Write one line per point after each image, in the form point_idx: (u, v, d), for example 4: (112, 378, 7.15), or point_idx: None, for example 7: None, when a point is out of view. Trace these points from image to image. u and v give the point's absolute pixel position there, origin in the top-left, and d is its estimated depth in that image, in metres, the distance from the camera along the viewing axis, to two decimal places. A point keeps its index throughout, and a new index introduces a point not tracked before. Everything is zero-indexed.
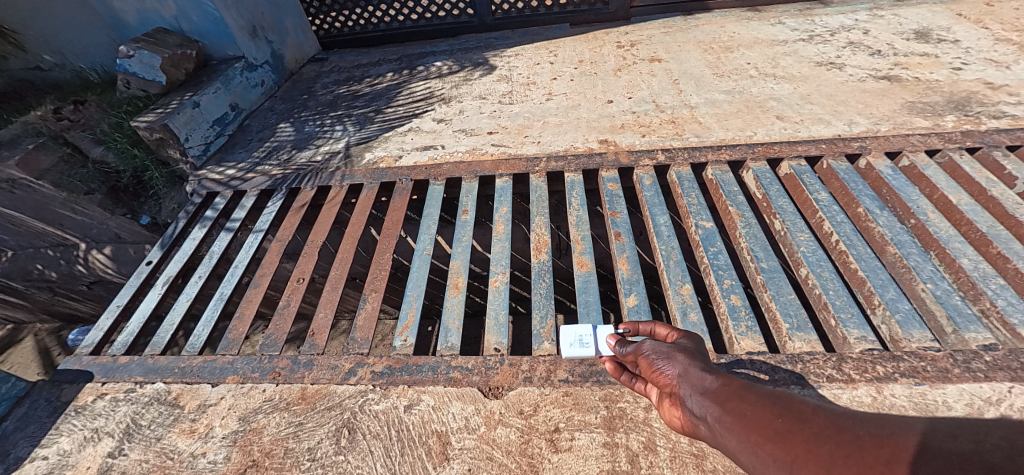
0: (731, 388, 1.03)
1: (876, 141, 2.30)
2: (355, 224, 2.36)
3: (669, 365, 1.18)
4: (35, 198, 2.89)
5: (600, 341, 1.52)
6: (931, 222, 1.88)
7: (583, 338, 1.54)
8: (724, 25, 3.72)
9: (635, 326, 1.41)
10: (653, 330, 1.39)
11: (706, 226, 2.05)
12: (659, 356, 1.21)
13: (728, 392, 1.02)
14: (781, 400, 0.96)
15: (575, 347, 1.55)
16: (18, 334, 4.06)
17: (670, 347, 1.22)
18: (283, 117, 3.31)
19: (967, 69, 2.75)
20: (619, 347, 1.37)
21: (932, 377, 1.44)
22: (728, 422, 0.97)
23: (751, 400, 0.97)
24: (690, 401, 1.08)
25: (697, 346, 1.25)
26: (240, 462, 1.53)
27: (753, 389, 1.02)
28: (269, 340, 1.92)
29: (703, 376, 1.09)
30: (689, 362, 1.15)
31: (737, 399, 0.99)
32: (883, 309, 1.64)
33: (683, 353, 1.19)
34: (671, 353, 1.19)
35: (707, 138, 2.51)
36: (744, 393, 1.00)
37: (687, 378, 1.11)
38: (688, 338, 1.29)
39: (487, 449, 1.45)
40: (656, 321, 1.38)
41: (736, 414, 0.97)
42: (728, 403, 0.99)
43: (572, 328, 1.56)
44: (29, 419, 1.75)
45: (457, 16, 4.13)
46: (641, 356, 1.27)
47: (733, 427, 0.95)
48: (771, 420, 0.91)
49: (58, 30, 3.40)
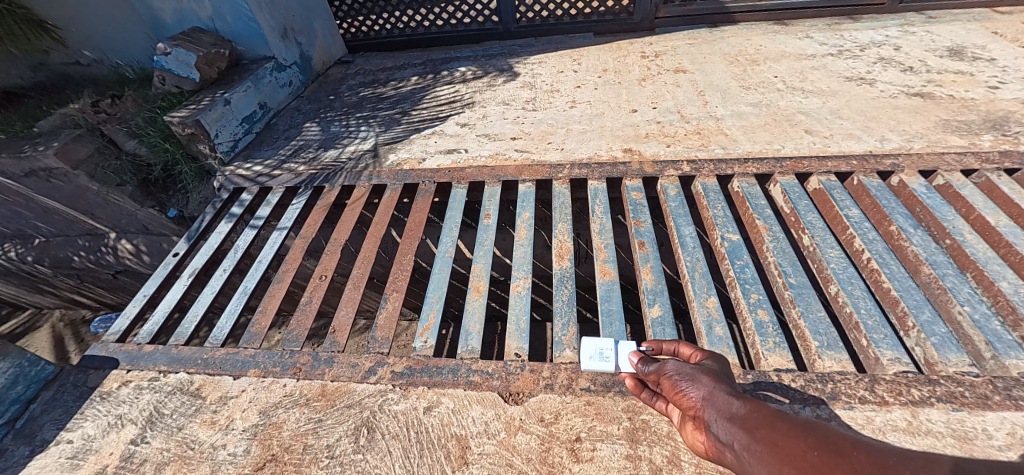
0: (760, 415, 0.99)
1: (910, 159, 2.25)
2: (378, 224, 2.38)
3: (692, 387, 1.15)
4: (70, 187, 2.99)
5: (621, 356, 1.49)
6: (968, 242, 1.82)
7: (603, 352, 1.53)
8: (750, 38, 3.70)
9: (658, 344, 1.37)
10: (676, 350, 1.35)
11: (732, 239, 2.02)
12: (683, 377, 1.18)
13: (757, 419, 0.98)
14: (816, 430, 0.90)
15: (595, 360, 1.53)
16: (39, 320, 4.20)
17: (694, 369, 1.19)
18: (310, 116, 3.37)
19: (1004, 88, 2.69)
20: (640, 365, 1.33)
21: (970, 403, 1.38)
22: (758, 452, 0.93)
23: (783, 429, 0.92)
24: (716, 426, 1.05)
25: (722, 369, 1.22)
26: (260, 456, 1.53)
27: (784, 416, 0.96)
28: (291, 335, 1.93)
29: (730, 400, 1.06)
30: (714, 385, 1.12)
31: (766, 427, 0.95)
32: (917, 331, 1.59)
33: (708, 375, 1.17)
34: (695, 375, 1.17)
35: (734, 151, 2.49)
36: (775, 421, 0.96)
37: (712, 401, 1.08)
38: (713, 358, 1.26)
39: (507, 455, 1.43)
40: (680, 341, 1.35)
41: (766, 443, 0.93)
42: (757, 431, 0.96)
43: (594, 341, 1.55)
44: (56, 402, 1.79)
45: (482, 23, 4.18)
46: (664, 376, 1.24)
47: (764, 457, 0.91)
48: (806, 452, 0.86)
49: (99, 28, 3.53)
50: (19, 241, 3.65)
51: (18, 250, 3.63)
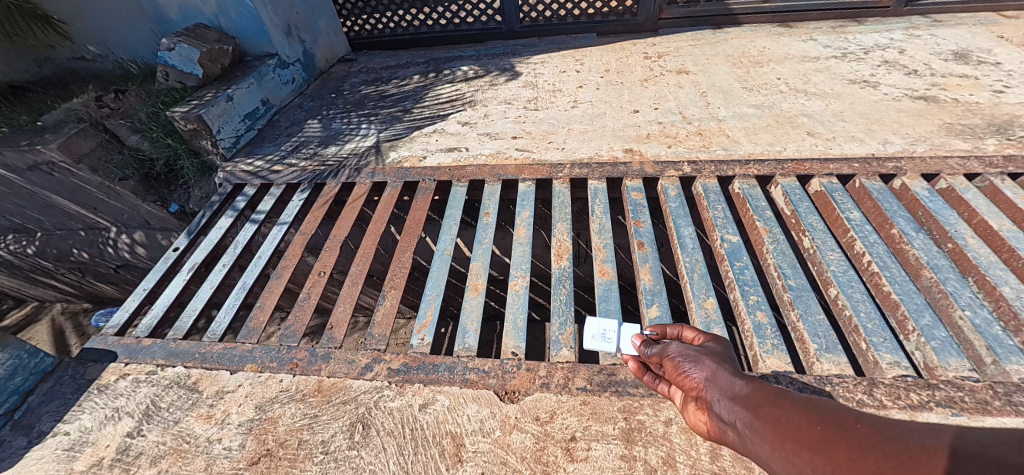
0: (763, 394, 1.00)
1: (912, 162, 2.23)
2: (377, 221, 2.37)
3: (695, 368, 1.14)
4: (72, 181, 3.02)
5: (623, 338, 1.44)
6: (971, 246, 1.81)
7: (606, 333, 1.47)
8: (754, 40, 3.69)
9: (662, 328, 1.37)
10: (680, 334, 1.34)
11: (732, 240, 2.01)
12: (686, 359, 1.17)
13: (760, 398, 0.99)
14: (820, 408, 0.92)
15: (597, 340, 1.47)
16: (40, 314, 4.23)
17: (697, 351, 1.19)
18: (312, 114, 3.38)
19: (1009, 92, 2.67)
20: (643, 348, 1.33)
21: (970, 408, 1.36)
22: (761, 429, 0.94)
23: (786, 407, 0.94)
24: (717, 406, 1.05)
25: (726, 352, 1.21)
26: (254, 451, 1.53)
27: (787, 395, 0.98)
28: (289, 330, 1.93)
29: (732, 381, 1.06)
30: (717, 366, 1.12)
31: (769, 406, 0.96)
32: (917, 335, 1.57)
33: (711, 357, 1.16)
34: (698, 357, 1.16)
35: (736, 152, 2.47)
36: (779, 400, 0.97)
37: (714, 382, 1.08)
38: (717, 341, 1.25)
39: (502, 454, 1.43)
40: (683, 325, 1.34)
41: (769, 421, 0.94)
42: (760, 409, 0.96)
43: (597, 322, 1.49)
44: (53, 394, 1.80)
45: (485, 23, 4.17)
46: (666, 358, 1.23)
47: (767, 434, 0.92)
48: (809, 428, 0.88)
49: (104, 25, 3.56)
50: (24, 235, 3.66)
51: (20, 243, 3.65)
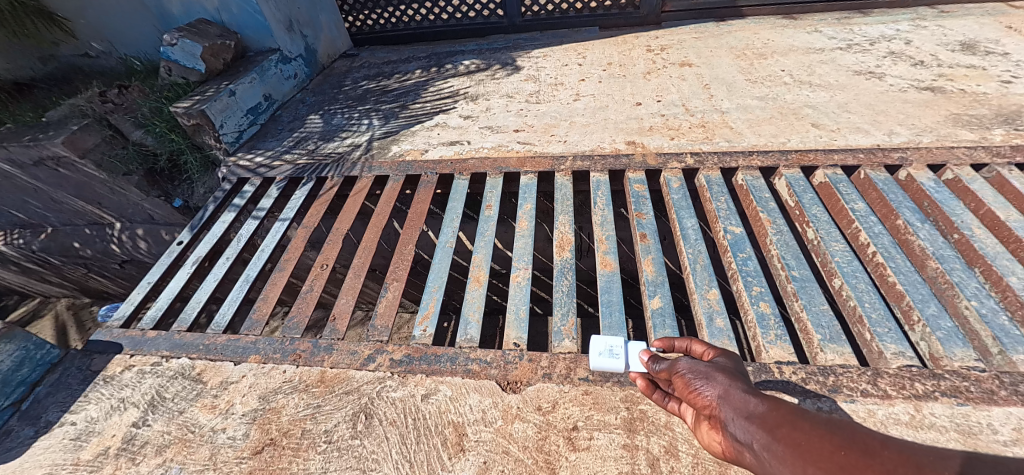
0: (779, 413, 0.94)
1: (919, 153, 2.20)
2: (379, 214, 2.37)
3: (707, 385, 1.11)
4: (78, 177, 3.04)
5: (631, 355, 1.46)
6: (977, 237, 1.79)
7: (613, 349, 1.47)
8: (758, 32, 3.66)
9: (670, 342, 1.35)
10: (688, 347, 1.32)
11: (735, 231, 2.00)
12: (697, 375, 1.15)
13: (777, 418, 0.93)
14: (842, 430, 0.85)
15: (604, 357, 1.48)
16: (42, 309, 4.30)
17: (709, 367, 1.16)
18: (315, 109, 3.39)
19: (1017, 83, 2.64)
20: (651, 363, 1.31)
21: (976, 398, 1.36)
22: (779, 451, 0.88)
23: (806, 428, 0.88)
24: (732, 425, 1.01)
25: (736, 367, 1.19)
26: (258, 440, 1.54)
27: (806, 415, 0.92)
28: (291, 322, 1.94)
29: (747, 398, 1.01)
30: (730, 383, 1.08)
31: (788, 427, 0.90)
32: (922, 326, 1.56)
33: (723, 374, 1.13)
34: (710, 373, 1.13)
35: (739, 144, 2.46)
36: (797, 420, 0.91)
37: (728, 399, 1.05)
38: (726, 357, 1.23)
39: (504, 443, 1.43)
40: (692, 338, 1.32)
41: (788, 443, 0.88)
42: (777, 430, 0.91)
43: (603, 338, 1.49)
44: (61, 385, 1.82)
45: (486, 17, 4.16)
46: (676, 374, 1.20)
47: (786, 457, 0.86)
48: (831, 452, 0.81)
49: (108, 22, 3.57)
50: (29, 231, 3.71)
51: (27, 239, 3.69)
